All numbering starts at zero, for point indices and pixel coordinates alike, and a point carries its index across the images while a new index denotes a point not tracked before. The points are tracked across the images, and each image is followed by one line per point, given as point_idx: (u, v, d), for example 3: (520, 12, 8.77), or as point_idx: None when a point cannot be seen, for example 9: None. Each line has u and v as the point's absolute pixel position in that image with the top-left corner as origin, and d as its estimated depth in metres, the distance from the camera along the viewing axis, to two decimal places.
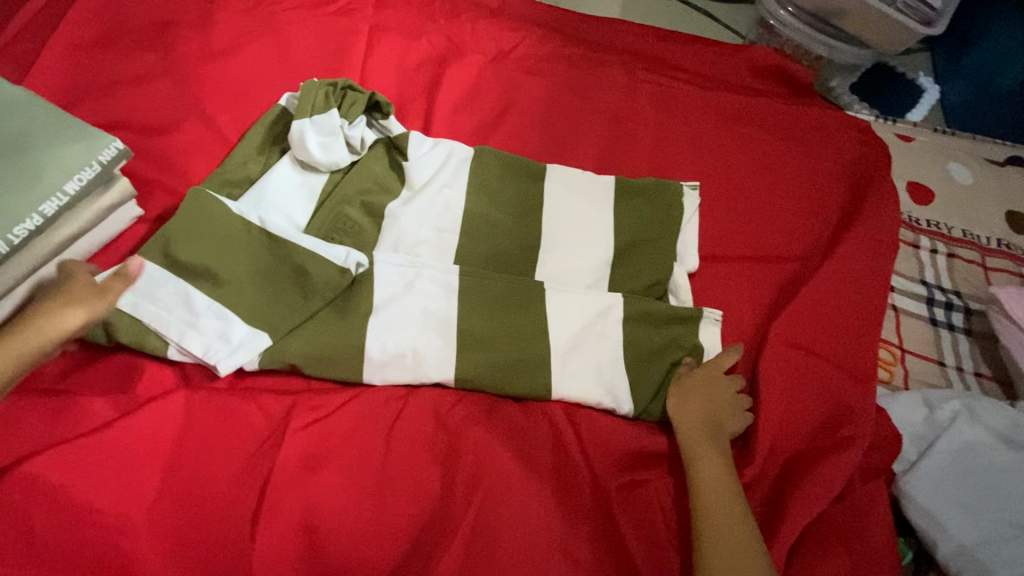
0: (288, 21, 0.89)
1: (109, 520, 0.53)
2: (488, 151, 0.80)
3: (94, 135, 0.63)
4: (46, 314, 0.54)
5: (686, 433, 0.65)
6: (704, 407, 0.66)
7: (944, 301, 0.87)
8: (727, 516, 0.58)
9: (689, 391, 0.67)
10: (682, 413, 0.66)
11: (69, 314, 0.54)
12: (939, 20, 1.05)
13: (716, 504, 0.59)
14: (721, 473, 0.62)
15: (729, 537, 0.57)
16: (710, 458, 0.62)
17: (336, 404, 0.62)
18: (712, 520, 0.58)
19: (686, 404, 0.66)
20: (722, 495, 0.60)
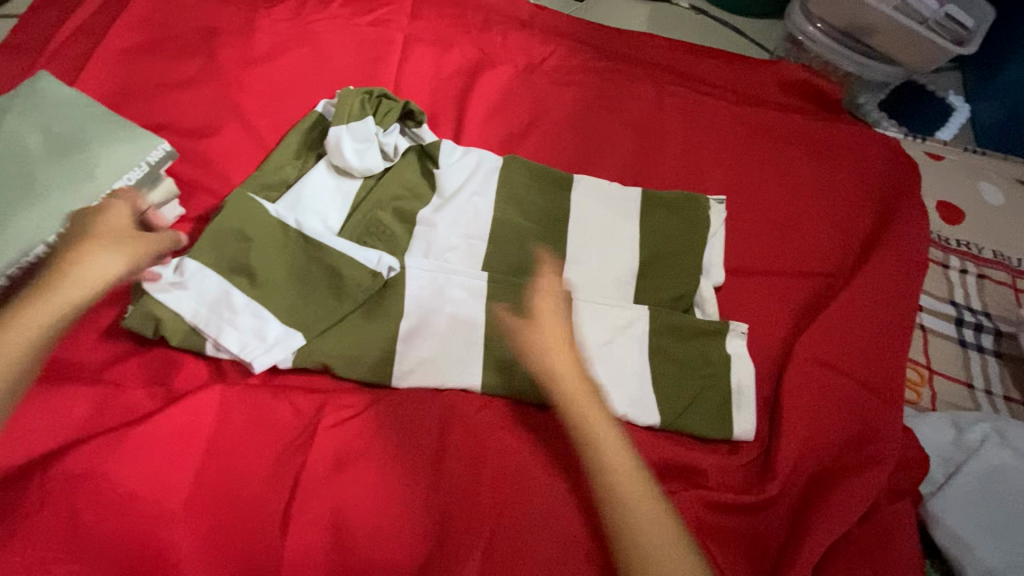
0: (326, 30, 0.92)
1: (146, 508, 0.54)
2: (517, 161, 0.82)
3: (143, 136, 0.66)
4: (89, 257, 0.55)
5: (556, 378, 0.63)
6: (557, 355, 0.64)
7: (974, 322, 0.86)
8: (619, 459, 0.59)
9: (543, 331, 0.65)
10: (546, 358, 0.64)
11: (115, 261, 0.56)
12: (971, 40, 1.04)
13: (610, 451, 0.59)
14: (602, 416, 0.61)
15: (627, 482, 0.57)
16: (591, 404, 0.62)
17: (365, 404, 0.64)
18: (608, 468, 0.58)
19: (546, 348, 0.64)
20: (609, 439, 0.60)
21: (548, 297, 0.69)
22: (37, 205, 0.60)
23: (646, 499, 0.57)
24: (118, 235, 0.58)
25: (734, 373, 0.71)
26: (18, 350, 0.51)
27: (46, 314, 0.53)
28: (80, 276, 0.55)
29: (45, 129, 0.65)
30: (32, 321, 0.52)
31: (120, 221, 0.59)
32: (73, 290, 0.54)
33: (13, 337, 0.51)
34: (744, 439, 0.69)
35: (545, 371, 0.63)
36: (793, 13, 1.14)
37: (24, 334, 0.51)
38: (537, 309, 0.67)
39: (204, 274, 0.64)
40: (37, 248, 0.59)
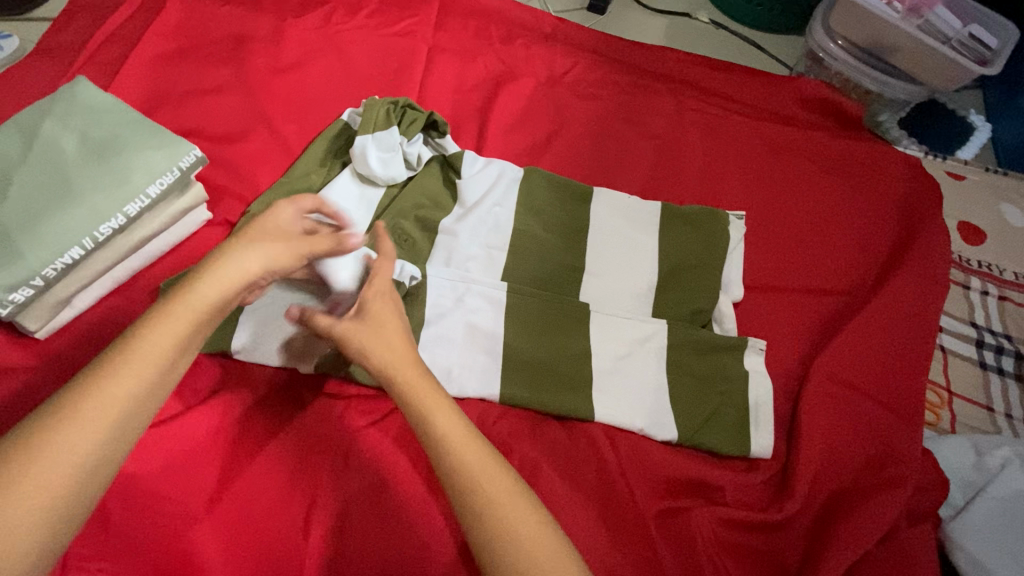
0: (353, 40, 0.94)
1: (172, 509, 0.55)
2: (538, 173, 0.82)
3: (176, 143, 0.67)
4: (241, 254, 0.52)
5: (395, 369, 0.53)
6: (393, 331, 0.55)
7: (995, 344, 0.86)
8: (481, 465, 0.49)
9: (381, 321, 0.56)
10: (384, 349, 0.53)
11: (263, 262, 0.53)
12: (995, 60, 1.03)
13: (468, 458, 0.49)
14: (453, 415, 0.51)
15: (496, 491, 0.48)
16: (437, 400, 0.52)
17: (387, 409, 0.64)
18: (469, 480, 0.48)
19: (382, 336, 0.54)
20: (463, 440, 0.50)
21: (383, 284, 0.59)
22: (73, 208, 0.62)
23: (523, 510, 0.47)
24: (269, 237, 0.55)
25: (751, 390, 0.71)
26: (165, 354, 0.46)
27: (191, 318, 0.48)
28: (231, 273, 0.51)
29: (82, 134, 0.66)
30: (181, 324, 0.48)
31: (272, 224, 0.56)
32: (218, 292, 0.50)
33: (164, 340, 0.46)
34: (761, 456, 0.68)
35: (383, 366, 0.53)
36: (814, 30, 1.14)
37: (175, 336, 0.47)
38: (373, 296, 0.57)
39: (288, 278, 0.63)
40: (73, 249, 0.61)
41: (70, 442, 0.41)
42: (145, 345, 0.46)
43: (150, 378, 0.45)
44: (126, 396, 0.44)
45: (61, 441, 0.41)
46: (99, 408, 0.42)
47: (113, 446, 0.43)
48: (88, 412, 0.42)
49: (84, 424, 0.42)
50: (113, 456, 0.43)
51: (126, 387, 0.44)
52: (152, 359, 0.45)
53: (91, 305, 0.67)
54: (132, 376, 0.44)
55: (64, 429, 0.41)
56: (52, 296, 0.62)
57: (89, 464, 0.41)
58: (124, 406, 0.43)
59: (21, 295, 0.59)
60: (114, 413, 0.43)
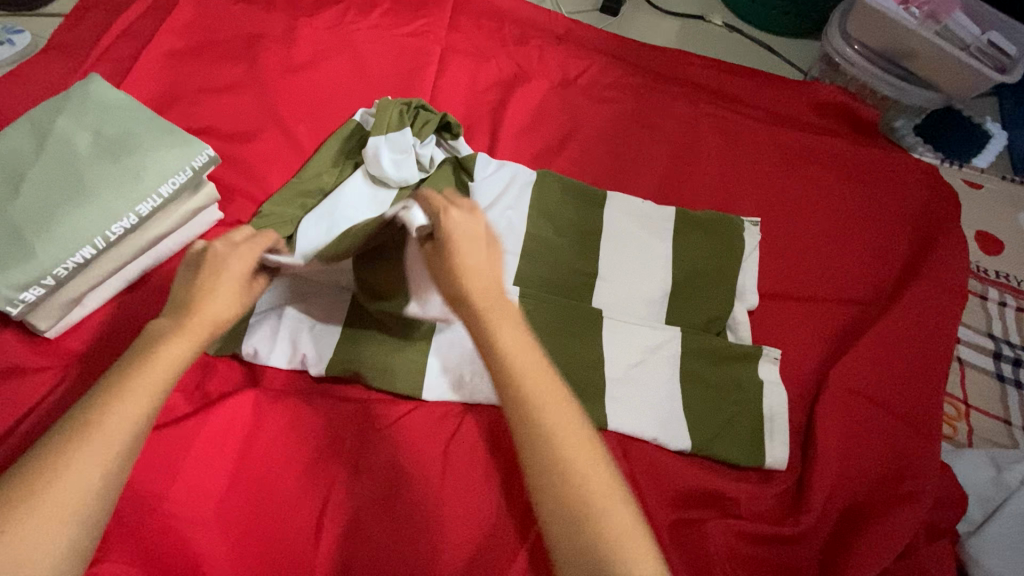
0: (366, 40, 0.93)
1: (180, 513, 0.55)
2: (552, 176, 0.82)
3: (189, 142, 0.67)
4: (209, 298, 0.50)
5: (470, 299, 0.49)
6: (464, 263, 0.50)
7: (1012, 356, 0.85)
8: (547, 385, 0.46)
9: (451, 245, 0.51)
10: (451, 274, 0.50)
11: (230, 309, 0.51)
12: (1015, 67, 1.00)
13: (530, 374, 0.46)
14: (518, 328, 0.48)
15: (556, 413, 0.45)
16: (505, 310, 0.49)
17: (397, 415, 0.64)
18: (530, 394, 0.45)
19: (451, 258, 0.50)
20: (535, 377, 0.46)
21: (461, 217, 0.53)
22: (86, 207, 0.61)
23: (580, 440, 0.45)
24: (239, 284, 0.52)
25: (766, 400, 0.70)
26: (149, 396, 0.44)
27: (172, 361, 0.46)
28: (200, 318, 0.49)
29: (94, 132, 0.66)
30: (160, 369, 0.45)
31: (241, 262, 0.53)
32: (195, 336, 0.48)
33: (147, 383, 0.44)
34: (776, 468, 0.68)
35: (451, 281, 0.50)
36: (830, 35, 1.13)
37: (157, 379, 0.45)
38: (448, 222, 0.52)
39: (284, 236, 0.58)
40: (84, 249, 0.60)
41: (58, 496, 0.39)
42: (124, 392, 0.43)
43: (132, 428, 0.43)
44: (109, 450, 0.42)
45: (39, 505, 0.39)
46: (80, 464, 0.41)
47: (96, 504, 0.41)
48: (69, 471, 0.40)
49: (62, 484, 0.40)
50: (98, 512, 0.41)
51: (113, 432, 0.42)
52: (131, 407, 0.43)
53: (102, 304, 0.66)
54: (112, 428, 0.42)
55: (42, 494, 0.39)
56: (62, 295, 0.61)
57: (73, 524, 0.40)
58: (106, 457, 0.41)
59: (32, 294, 0.58)
60: (95, 470, 0.41)
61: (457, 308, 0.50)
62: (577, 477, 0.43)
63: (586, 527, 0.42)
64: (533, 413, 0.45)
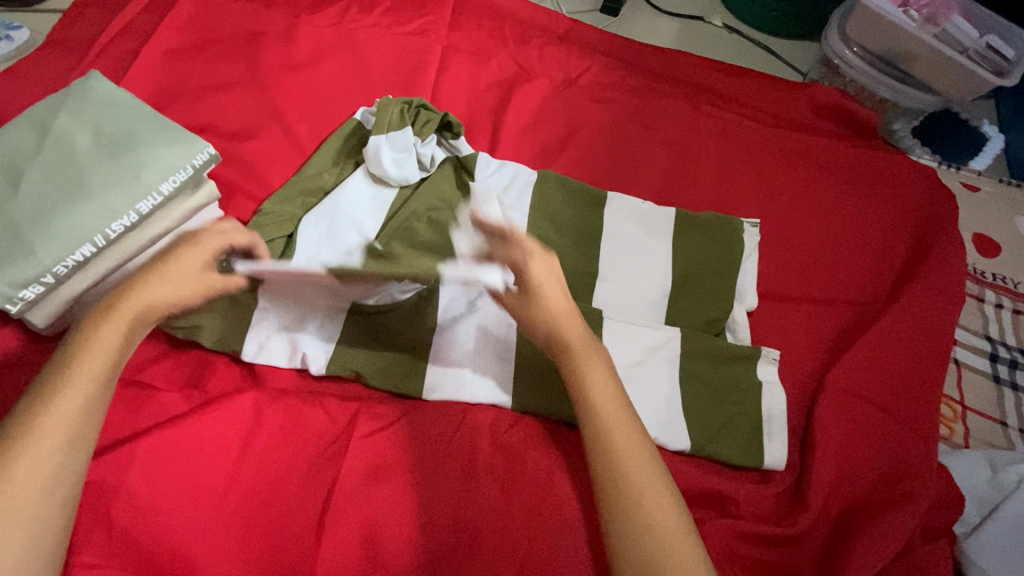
0: (367, 38, 0.93)
1: (180, 511, 0.55)
2: (553, 177, 0.82)
3: (190, 139, 0.67)
4: (151, 289, 0.54)
5: (567, 347, 0.59)
6: (553, 313, 0.59)
7: (1008, 358, 0.85)
8: (627, 434, 0.55)
9: (537, 294, 0.60)
10: (549, 326, 0.59)
11: (169, 294, 0.54)
12: (1012, 70, 1.01)
13: (614, 426, 0.55)
14: (613, 388, 0.57)
15: (632, 463, 0.53)
16: (597, 367, 0.58)
17: (397, 415, 0.64)
18: (610, 443, 0.54)
19: (543, 309, 0.59)
20: (614, 419, 0.55)
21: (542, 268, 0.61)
22: (87, 205, 0.61)
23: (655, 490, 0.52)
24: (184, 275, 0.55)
25: (764, 400, 0.71)
26: (95, 378, 0.49)
27: (105, 352, 0.51)
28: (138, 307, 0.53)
29: (94, 129, 0.65)
30: (96, 361, 0.50)
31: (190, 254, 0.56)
32: (123, 324, 0.52)
33: (91, 366, 0.49)
34: (775, 468, 0.68)
35: (549, 332, 0.59)
36: (830, 37, 1.14)
37: (99, 361, 0.50)
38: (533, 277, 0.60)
39: (285, 271, 0.56)
40: (84, 247, 0.60)
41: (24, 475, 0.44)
42: (67, 380, 0.48)
43: (77, 415, 0.47)
44: (58, 440, 0.46)
45: (3, 496, 0.43)
46: (39, 446, 0.45)
47: (58, 492, 0.45)
48: (20, 465, 0.44)
49: (18, 477, 0.44)
50: (59, 501, 0.45)
51: (67, 414, 0.47)
52: (71, 399, 0.48)
53: None
54: (59, 420, 0.47)
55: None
56: (62, 293, 0.61)
57: (36, 514, 0.44)
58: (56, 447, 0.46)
59: (31, 292, 0.58)
60: (51, 459, 0.45)
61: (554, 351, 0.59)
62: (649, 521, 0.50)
63: (660, 574, 0.48)
64: (614, 464, 0.53)
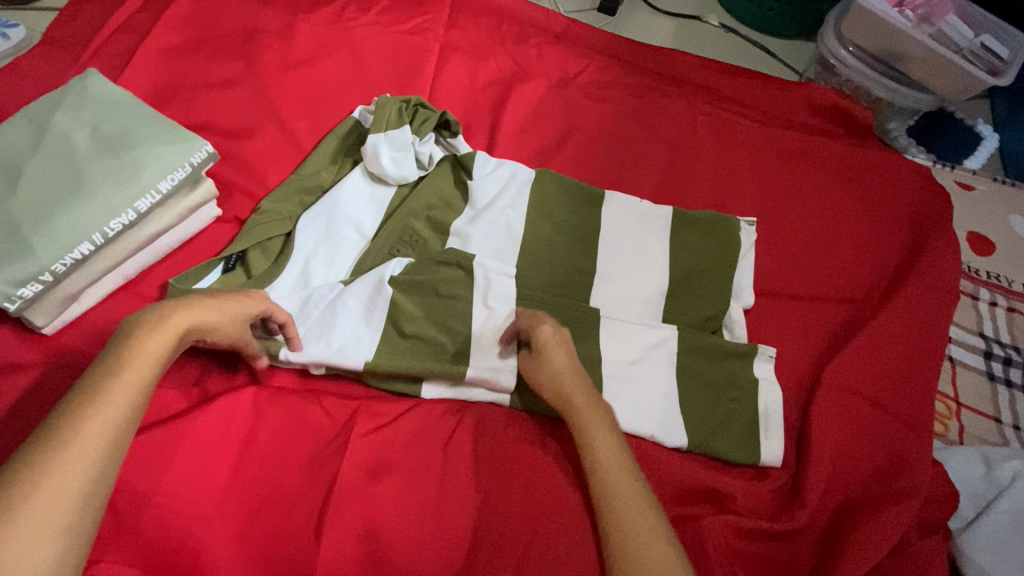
0: (365, 36, 0.93)
1: (178, 509, 0.55)
2: (550, 174, 0.82)
3: (188, 138, 0.67)
4: (201, 313, 0.54)
5: (570, 403, 0.59)
6: (562, 371, 0.61)
7: (1003, 355, 0.86)
8: (630, 495, 0.54)
9: (546, 355, 0.62)
10: (556, 386, 0.61)
11: (211, 319, 0.55)
12: (1006, 70, 1.02)
13: (616, 478, 0.55)
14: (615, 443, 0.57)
15: (637, 529, 0.52)
16: (604, 431, 0.58)
17: (396, 413, 0.64)
18: (614, 505, 0.54)
19: (552, 372, 0.61)
20: (616, 471, 0.55)
21: (551, 333, 0.63)
22: (85, 203, 0.61)
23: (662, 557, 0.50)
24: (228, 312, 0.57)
25: (761, 398, 0.71)
26: (139, 385, 0.48)
27: (142, 369, 0.49)
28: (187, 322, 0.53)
29: (93, 128, 0.65)
30: (130, 380, 0.48)
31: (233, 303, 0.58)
32: (166, 339, 0.51)
33: (138, 372, 0.48)
34: (771, 465, 0.68)
35: (556, 392, 0.61)
36: (826, 36, 1.14)
37: (146, 369, 0.49)
38: (542, 339, 0.63)
39: (329, 357, 0.63)
40: (82, 245, 0.60)
41: (64, 481, 0.42)
42: (112, 386, 0.47)
43: (113, 432, 0.45)
44: (82, 467, 0.43)
45: (40, 500, 0.41)
46: (81, 451, 0.44)
47: (75, 526, 0.42)
48: (39, 493, 0.41)
49: (37, 506, 0.40)
50: (75, 535, 0.41)
51: (111, 419, 0.46)
52: (100, 423, 0.45)
53: (99, 300, 0.66)
54: (86, 444, 0.44)
55: (29, 502, 0.40)
56: (60, 290, 0.61)
57: (63, 540, 0.41)
58: (79, 474, 0.43)
59: (30, 290, 0.58)
60: (73, 486, 0.42)
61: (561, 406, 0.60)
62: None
63: None
64: (618, 518, 0.53)
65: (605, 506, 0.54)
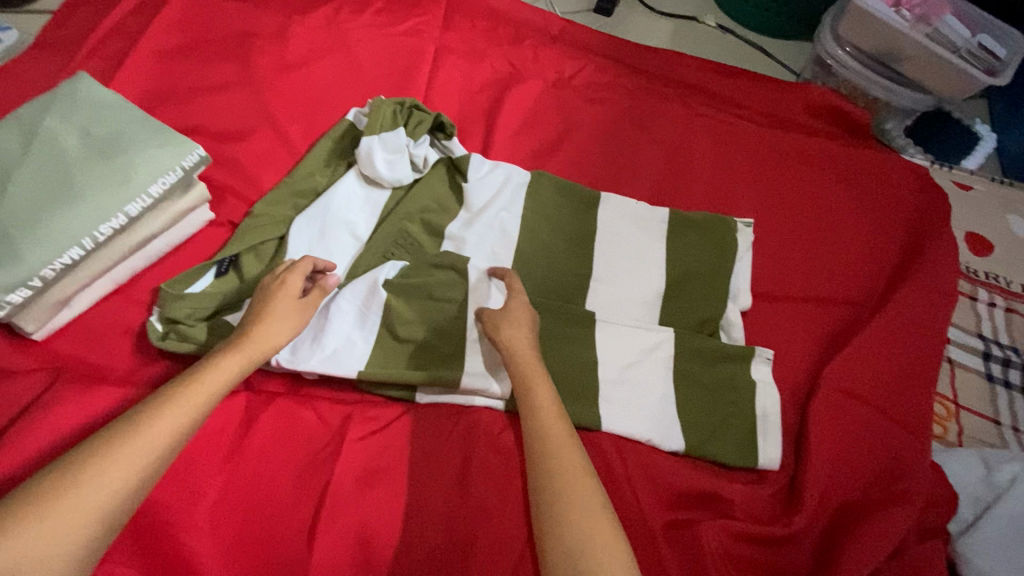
0: (359, 39, 0.92)
1: (169, 517, 0.54)
2: (546, 177, 0.82)
3: (179, 141, 0.66)
4: (271, 322, 0.58)
5: (515, 356, 0.61)
6: (525, 330, 0.63)
7: (1001, 356, 0.85)
8: (562, 439, 0.56)
9: (514, 313, 0.64)
10: (514, 344, 0.62)
11: (278, 341, 0.58)
12: (1004, 70, 1.01)
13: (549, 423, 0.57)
14: (551, 396, 0.59)
15: (567, 465, 0.54)
16: (541, 384, 0.59)
17: (391, 417, 0.64)
18: (547, 443, 0.55)
19: (515, 324, 0.63)
20: (552, 417, 0.57)
21: (519, 300, 0.66)
22: (75, 207, 0.60)
23: (587, 495, 0.52)
24: (294, 315, 0.60)
25: (759, 400, 0.71)
26: (210, 398, 0.53)
27: (217, 383, 0.53)
28: (261, 337, 0.57)
29: (83, 130, 0.65)
30: (189, 403, 0.51)
31: (296, 299, 0.61)
32: (243, 358, 0.56)
33: (211, 384, 0.53)
34: (769, 468, 0.68)
35: (509, 344, 0.62)
36: (823, 36, 1.14)
37: (218, 382, 0.54)
38: (516, 302, 0.65)
39: (325, 364, 0.62)
40: (72, 250, 0.59)
41: (125, 467, 0.47)
42: (185, 393, 0.52)
43: (176, 435, 0.50)
44: (141, 459, 0.47)
45: (100, 477, 0.45)
46: (143, 444, 0.48)
47: (108, 521, 0.45)
48: (92, 483, 0.45)
49: (98, 483, 0.45)
50: (94, 538, 0.44)
51: (177, 422, 0.50)
52: (153, 437, 0.48)
53: (91, 305, 0.65)
54: (151, 439, 0.48)
55: (93, 476, 0.45)
56: (50, 296, 0.61)
57: (104, 515, 0.45)
58: (123, 481, 0.46)
59: (19, 296, 0.57)
60: (112, 490, 0.46)
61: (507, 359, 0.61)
62: (575, 508, 0.51)
63: (580, 553, 0.49)
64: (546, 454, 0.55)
65: (536, 444, 0.56)
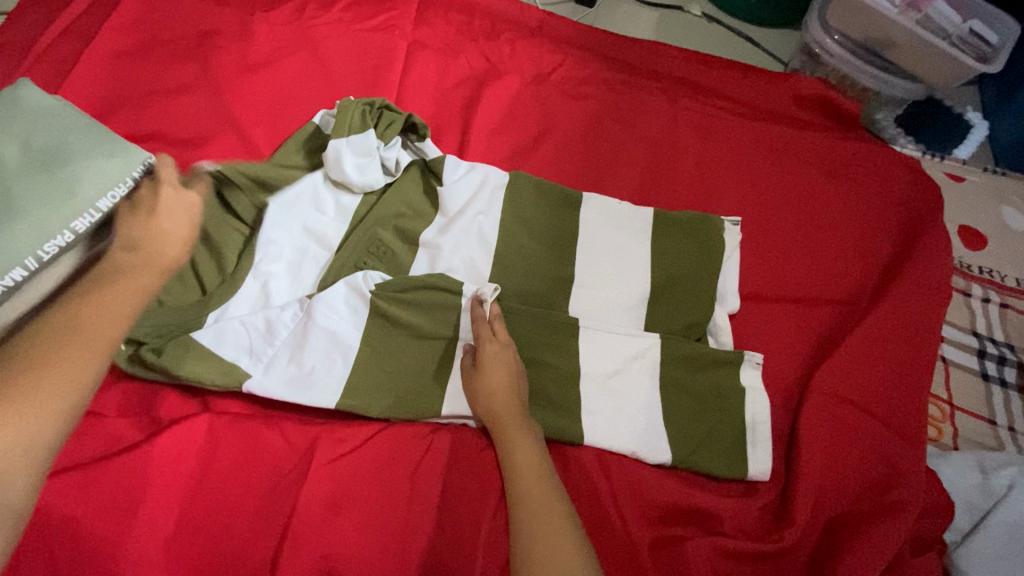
0: (327, 36, 0.88)
1: (122, 551, 0.51)
2: (524, 177, 0.78)
3: (129, 151, 0.63)
4: (159, 230, 0.56)
5: (496, 419, 0.59)
6: (506, 382, 0.61)
7: (996, 354, 0.83)
8: (544, 505, 0.54)
9: (487, 367, 0.61)
10: (491, 401, 0.60)
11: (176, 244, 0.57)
12: (996, 56, 1.00)
13: (533, 490, 0.55)
14: (537, 459, 0.57)
15: (549, 531, 0.52)
16: (524, 445, 0.58)
17: (362, 438, 0.60)
18: (529, 509, 0.54)
19: (489, 390, 0.60)
20: (535, 482, 0.56)
21: (496, 349, 0.62)
22: (15, 224, 0.56)
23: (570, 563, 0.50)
24: (183, 217, 0.59)
25: (748, 408, 0.68)
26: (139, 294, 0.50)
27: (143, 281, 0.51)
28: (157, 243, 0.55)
29: (24, 141, 0.61)
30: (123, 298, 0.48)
31: (181, 203, 0.59)
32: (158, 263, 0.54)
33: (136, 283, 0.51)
34: (759, 479, 0.65)
35: (486, 408, 0.60)
36: (811, 26, 1.09)
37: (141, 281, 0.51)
38: (489, 353, 0.62)
39: (305, 393, 0.60)
40: (14, 270, 0.54)
41: (78, 345, 0.43)
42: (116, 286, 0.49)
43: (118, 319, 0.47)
44: (95, 339, 0.44)
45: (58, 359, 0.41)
46: (93, 326, 0.44)
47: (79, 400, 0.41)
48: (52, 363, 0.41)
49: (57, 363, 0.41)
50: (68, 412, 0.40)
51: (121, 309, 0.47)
52: (101, 321, 0.45)
53: None
54: (97, 321, 0.45)
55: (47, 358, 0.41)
56: None
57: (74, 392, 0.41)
58: (86, 366, 0.42)
59: None
60: (71, 370, 0.41)
61: (491, 421, 0.59)
62: None
63: None
64: (529, 523, 0.53)
65: (521, 509, 0.54)
